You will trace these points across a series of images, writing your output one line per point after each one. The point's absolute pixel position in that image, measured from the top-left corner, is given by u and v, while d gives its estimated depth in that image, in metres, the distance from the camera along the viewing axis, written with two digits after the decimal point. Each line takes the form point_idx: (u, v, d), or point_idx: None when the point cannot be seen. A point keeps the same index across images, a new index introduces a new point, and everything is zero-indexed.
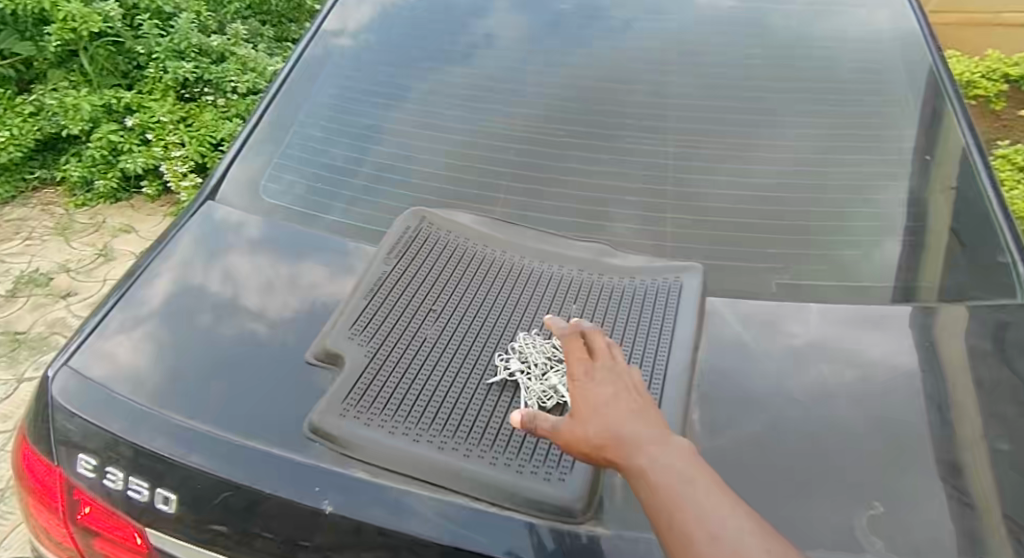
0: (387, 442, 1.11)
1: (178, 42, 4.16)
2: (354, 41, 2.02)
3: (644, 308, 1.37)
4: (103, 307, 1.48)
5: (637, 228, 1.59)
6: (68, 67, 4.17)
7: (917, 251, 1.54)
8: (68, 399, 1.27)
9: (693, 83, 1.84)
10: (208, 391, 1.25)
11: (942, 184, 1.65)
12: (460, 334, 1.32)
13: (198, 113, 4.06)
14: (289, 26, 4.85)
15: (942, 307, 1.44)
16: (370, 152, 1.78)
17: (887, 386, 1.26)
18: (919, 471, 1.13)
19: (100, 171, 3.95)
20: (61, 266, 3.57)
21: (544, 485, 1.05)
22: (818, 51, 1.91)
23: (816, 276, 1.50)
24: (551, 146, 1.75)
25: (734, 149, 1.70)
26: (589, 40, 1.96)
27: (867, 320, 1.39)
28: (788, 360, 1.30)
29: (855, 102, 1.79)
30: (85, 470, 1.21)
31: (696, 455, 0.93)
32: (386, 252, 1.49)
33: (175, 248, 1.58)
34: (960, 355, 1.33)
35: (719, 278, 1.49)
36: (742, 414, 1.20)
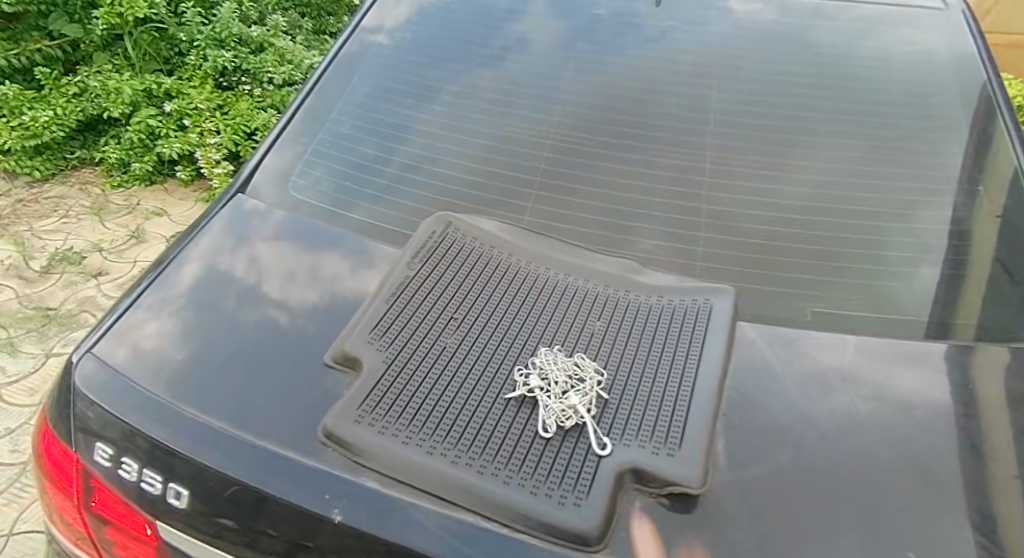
0: (400, 454, 1.08)
1: (219, 31, 4.19)
2: (390, 39, 2.00)
3: (670, 328, 1.33)
4: (130, 292, 1.47)
5: (667, 245, 1.55)
6: (113, 50, 4.22)
7: (955, 284, 1.47)
8: (87, 386, 1.26)
9: (733, 97, 1.80)
10: (224, 387, 1.23)
11: (987, 213, 1.59)
12: (480, 345, 1.29)
13: (234, 102, 4.09)
14: (328, 19, 4.86)
15: (979, 344, 1.37)
16: (397, 152, 1.76)
17: (922, 425, 1.21)
18: (955, 519, 1.07)
19: (137, 154, 4.00)
20: (95, 246, 3.61)
21: (559, 509, 1.01)
22: (863, 71, 1.85)
23: (849, 305, 1.44)
24: (581, 156, 1.71)
25: (771, 168, 1.65)
26: (627, 49, 1.92)
27: (903, 355, 1.34)
28: (818, 392, 1.25)
29: (899, 125, 1.73)
30: (102, 458, 1.20)
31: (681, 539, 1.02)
32: (410, 256, 1.47)
33: (205, 236, 1.56)
34: (996, 397, 1.27)
35: (747, 301, 1.44)
36: (770, 446, 1.15)
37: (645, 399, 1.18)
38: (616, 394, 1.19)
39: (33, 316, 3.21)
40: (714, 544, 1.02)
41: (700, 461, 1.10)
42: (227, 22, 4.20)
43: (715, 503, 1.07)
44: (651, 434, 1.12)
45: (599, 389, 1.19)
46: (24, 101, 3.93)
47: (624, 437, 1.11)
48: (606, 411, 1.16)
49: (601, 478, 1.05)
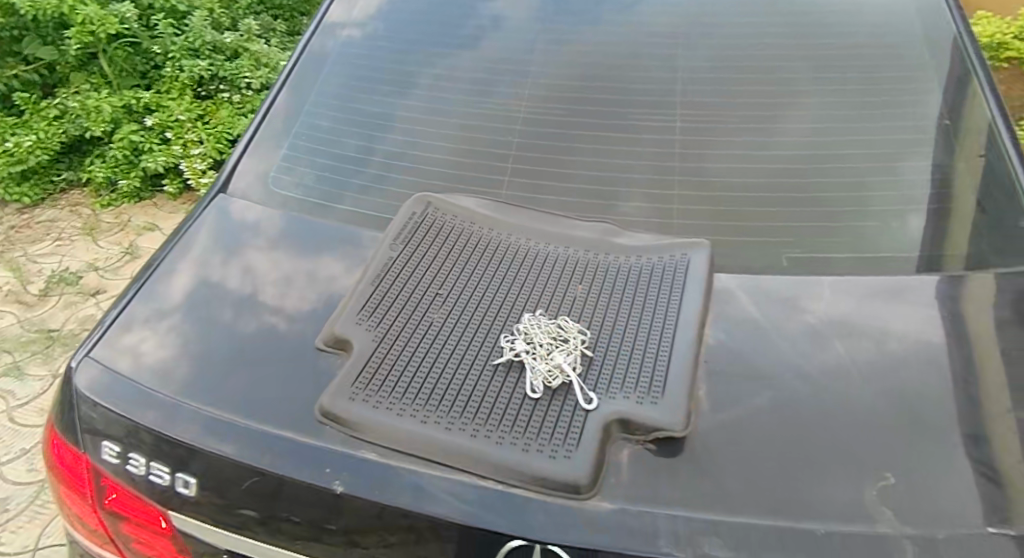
0: (394, 425, 1.13)
1: (192, 40, 4.21)
2: (360, 30, 2.03)
3: (650, 285, 1.37)
4: (123, 299, 1.52)
5: (648, 206, 1.59)
6: (89, 69, 4.25)
7: (942, 221, 1.50)
8: (90, 389, 1.30)
9: (703, 55, 1.82)
10: (222, 379, 1.28)
11: (969, 153, 1.61)
12: (466, 316, 1.33)
13: (214, 110, 4.12)
14: (301, 19, 4.86)
15: (970, 276, 1.41)
16: (378, 140, 1.80)
17: (901, 356, 1.25)
18: (930, 439, 1.12)
19: (123, 171, 4.03)
20: (90, 265, 3.65)
21: (550, 462, 1.06)
22: (831, 18, 1.87)
23: (828, 248, 1.48)
24: (560, 127, 1.74)
25: (751, 122, 1.68)
26: (597, 18, 1.94)
27: (879, 291, 1.38)
28: (797, 333, 1.29)
29: (866, 69, 1.76)
30: (110, 456, 1.24)
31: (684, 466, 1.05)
32: (392, 238, 1.51)
33: (190, 241, 1.62)
34: (986, 328, 1.30)
35: (728, 254, 1.48)
36: (751, 389, 1.20)
37: (629, 353, 1.23)
38: (600, 351, 1.24)
39: (36, 339, 3.25)
40: (700, 481, 1.07)
41: (683, 408, 1.15)
42: (200, 31, 4.24)
43: (699, 444, 1.12)
44: (636, 385, 1.17)
45: (583, 348, 1.24)
46: (6, 127, 3.95)
47: (610, 390, 1.16)
48: (592, 368, 1.21)
49: (590, 430, 1.10)
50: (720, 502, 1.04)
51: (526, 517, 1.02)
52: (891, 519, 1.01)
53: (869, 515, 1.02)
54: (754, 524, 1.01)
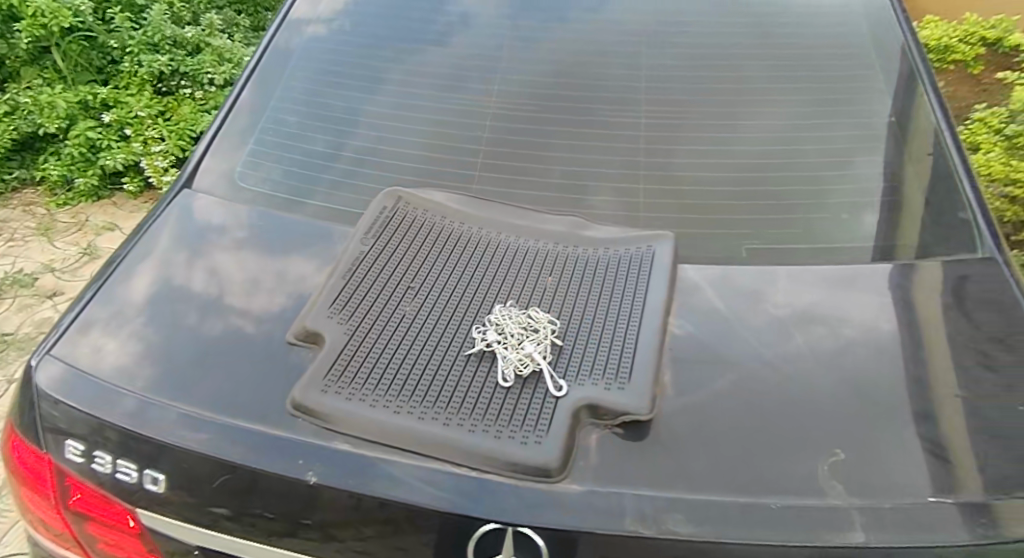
0: (367, 415, 1.15)
1: (151, 35, 4.18)
2: (327, 26, 2.04)
3: (617, 276, 1.41)
4: (82, 299, 1.51)
5: (616, 200, 1.63)
6: (41, 64, 4.13)
7: (894, 214, 1.57)
8: (52, 388, 1.29)
9: (667, 53, 1.87)
10: (192, 374, 1.29)
11: (919, 151, 1.67)
12: (438, 308, 1.35)
13: (175, 106, 4.08)
14: (264, 15, 4.84)
15: (920, 265, 1.47)
16: (347, 135, 1.81)
17: (854, 343, 1.31)
18: (882, 421, 1.17)
19: (80, 169, 3.95)
20: (46, 266, 3.58)
21: (522, 448, 1.09)
22: (788, 18, 1.94)
23: (787, 240, 1.54)
24: (530, 123, 1.77)
25: (715, 118, 1.73)
26: (563, 17, 1.97)
27: (834, 280, 1.44)
28: (757, 322, 1.34)
29: (819, 68, 1.83)
30: (74, 456, 1.24)
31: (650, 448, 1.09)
32: (363, 233, 1.53)
33: (155, 238, 1.62)
34: (935, 314, 1.36)
35: (690, 245, 1.52)
36: (712, 374, 1.24)
37: (597, 342, 1.27)
38: (569, 340, 1.28)
39: None
40: (665, 463, 1.10)
41: (648, 394, 1.19)
42: (158, 25, 4.20)
43: (664, 429, 1.16)
44: (604, 372, 1.21)
45: (553, 337, 1.27)
46: None
47: (578, 377, 1.20)
48: (561, 356, 1.24)
49: (559, 417, 1.14)
50: (684, 482, 1.08)
51: (497, 501, 1.04)
52: (842, 493, 1.06)
53: (824, 491, 1.06)
54: (716, 502, 1.05)
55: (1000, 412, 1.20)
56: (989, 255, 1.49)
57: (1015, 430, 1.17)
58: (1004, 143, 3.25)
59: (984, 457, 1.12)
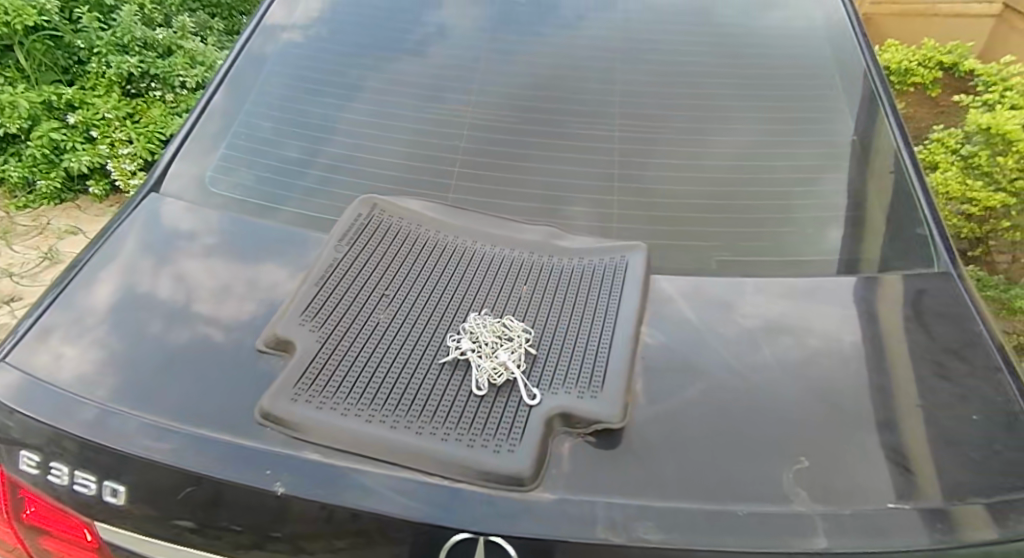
0: (339, 423, 1.15)
1: (120, 36, 4.12)
2: (302, 33, 2.03)
3: (591, 286, 1.42)
4: (40, 305, 1.47)
5: (591, 211, 1.64)
6: (3, 62, 4.03)
7: (858, 229, 1.61)
8: (8, 396, 1.26)
9: (641, 69, 1.90)
10: (157, 382, 1.27)
11: (881, 168, 1.72)
12: (413, 316, 1.35)
13: (144, 109, 4.03)
14: (238, 20, 4.80)
15: (883, 278, 1.51)
16: (322, 142, 1.80)
17: (819, 354, 1.33)
18: (845, 431, 1.20)
19: (42, 171, 3.86)
20: (3, 270, 3.49)
21: (495, 457, 1.09)
22: (758, 37, 1.98)
23: (756, 253, 1.57)
24: (506, 133, 1.78)
25: (687, 133, 1.76)
26: (539, 30, 1.99)
27: (802, 293, 1.47)
28: (726, 334, 1.36)
29: (788, 86, 1.87)
30: (29, 467, 1.21)
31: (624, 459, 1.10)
32: (337, 240, 1.52)
33: (121, 243, 1.59)
34: (897, 327, 1.40)
35: (663, 257, 1.54)
36: (682, 384, 1.26)
37: (571, 351, 1.28)
38: (543, 349, 1.28)
39: None
40: (635, 472, 1.11)
41: (620, 403, 1.20)
42: (128, 26, 4.15)
43: (635, 438, 1.17)
44: (577, 381, 1.22)
45: (527, 345, 1.28)
46: None
47: (552, 386, 1.21)
48: (535, 365, 1.25)
49: (532, 425, 1.14)
50: (653, 491, 1.09)
51: (468, 509, 1.04)
52: (806, 499, 1.08)
53: (789, 498, 1.08)
54: (685, 510, 1.06)
55: (959, 423, 1.23)
56: (945, 270, 1.54)
57: (972, 440, 1.20)
58: (960, 163, 3.32)
59: (944, 466, 1.15)
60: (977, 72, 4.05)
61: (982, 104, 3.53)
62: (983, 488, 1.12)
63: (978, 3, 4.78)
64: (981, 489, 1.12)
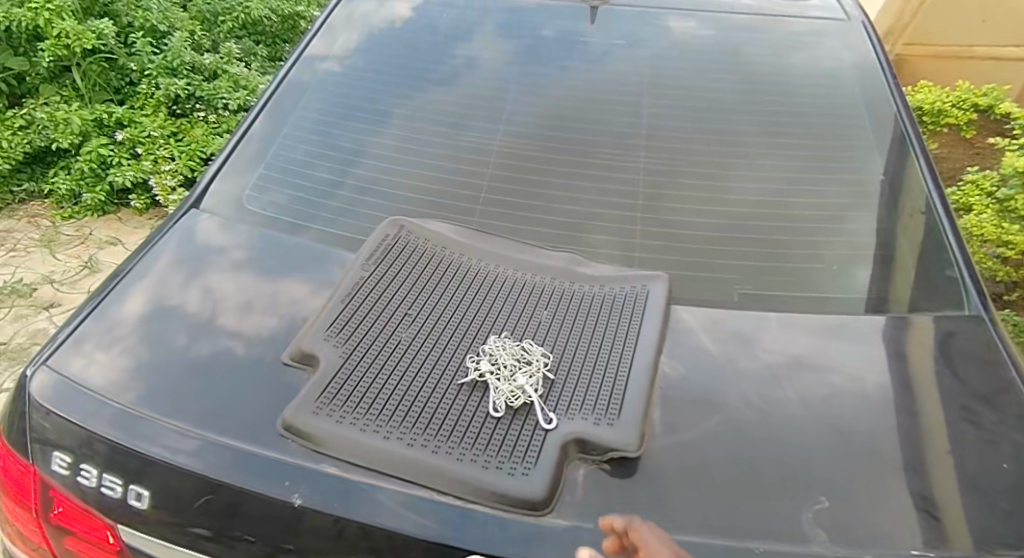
0: (357, 439, 1.16)
1: (170, 59, 4.26)
2: (341, 60, 2.09)
3: (612, 314, 1.43)
4: (82, 311, 1.52)
5: (613, 240, 1.65)
6: (61, 82, 4.20)
7: (887, 269, 1.60)
8: (46, 398, 1.30)
9: (666, 103, 1.91)
10: (183, 390, 1.30)
11: (912, 208, 1.71)
12: (434, 336, 1.37)
13: (188, 128, 4.15)
14: (281, 46, 4.95)
15: (912, 319, 1.50)
16: (354, 164, 1.85)
17: (840, 392, 1.32)
18: (864, 469, 1.18)
19: (89, 184, 3.98)
20: (46, 277, 3.59)
21: (509, 479, 1.10)
22: (789, 76, 1.99)
23: (779, 287, 1.56)
24: (533, 162, 1.81)
25: (714, 167, 1.77)
26: (567, 63, 2.02)
27: (825, 329, 1.46)
28: (745, 367, 1.35)
29: (817, 124, 1.88)
30: (59, 467, 1.24)
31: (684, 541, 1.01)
32: (364, 259, 1.55)
33: (158, 255, 1.64)
34: (924, 368, 1.38)
35: (685, 288, 1.55)
36: (699, 414, 1.26)
37: (589, 378, 1.28)
38: (561, 374, 1.29)
39: None
40: (650, 502, 1.11)
41: (636, 432, 1.20)
42: (178, 50, 4.30)
43: (649, 467, 1.17)
44: (594, 407, 1.23)
45: (545, 370, 1.29)
46: None
47: (568, 411, 1.21)
48: (552, 390, 1.26)
49: (547, 449, 1.15)
50: (667, 522, 1.09)
51: (481, 531, 1.06)
52: (823, 541, 1.07)
53: (805, 538, 1.07)
54: (699, 543, 1.06)
55: (986, 470, 1.21)
56: (975, 313, 1.51)
57: (1000, 488, 1.18)
58: (995, 206, 3.27)
59: (969, 513, 1.14)
60: (1014, 115, 3.99)
61: (1018, 148, 3.47)
62: (1010, 538, 1.10)
63: (1014, 47, 4.73)
64: (1008, 539, 1.10)
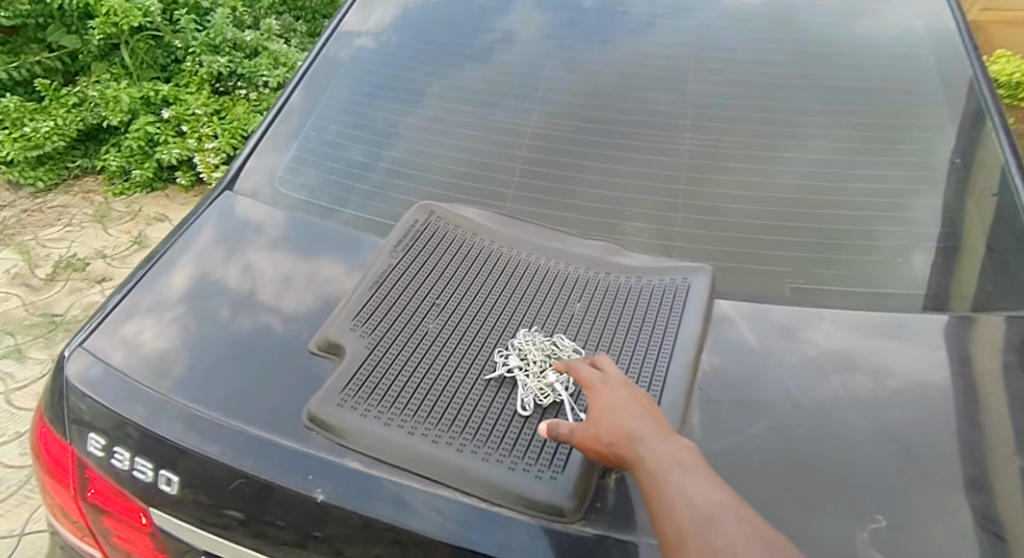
0: (382, 435, 1.12)
1: (213, 37, 4.26)
2: (376, 38, 2.02)
3: (648, 307, 1.36)
4: (123, 290, 1.51)
5: (650, 228, 1.57)
6: (111, 59, 4.27)
7: (950, 262, 1.49)
8: (81, 381, 1.29)
9: (712, 80, 1.80)
10: (214, 375, 1.27)
11: (981, 193, 1.58)
12: (462, 328, 1.32)
13: (230, 107, 4.16)
14: (322, 22, 4.93)
15: (977, 317, 1.39)
16: (385, 146, 1.79)
17: (897, 396, 1.23)
18: (923, 481, 1.10)
19: (138, 161, 4.04)
20: (98, 252, 3.65)
21: (537, 483, 1.05)
22: (848, 48, 1.85)
23: (829, 280, 1.47)
24: (569, 144, 1.73)
25: (755, 149, 1.66)
26: (606, 37, 1.92)
27: (881, 327, 1.36)
28: (793, 364, 1.27)
29: (879, 101, 1.74)
30: (95, 449, 1.23)
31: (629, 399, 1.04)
32: (392, 245, 1.50)
33: (196, 235, 1.61)
34: (991, 372, 1.27)
35: (727, 280, 1.46)
36: (742, 418, 1.18)
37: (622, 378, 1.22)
38: None
39: (39, 323, 3.24)
40: None
41: None
42: (221, 27, 4.26)
43: None
44: None
45: None
46: (24, 113, 3.97)
47: None
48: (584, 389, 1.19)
49: (578, 451, 1.09)
50: None
51: (509, 536, 1.01)
52: None
53: None
54: None
55: None
56: None
57: None
58: None
59: None
60: None
61: None
62: None
63: None
64: None
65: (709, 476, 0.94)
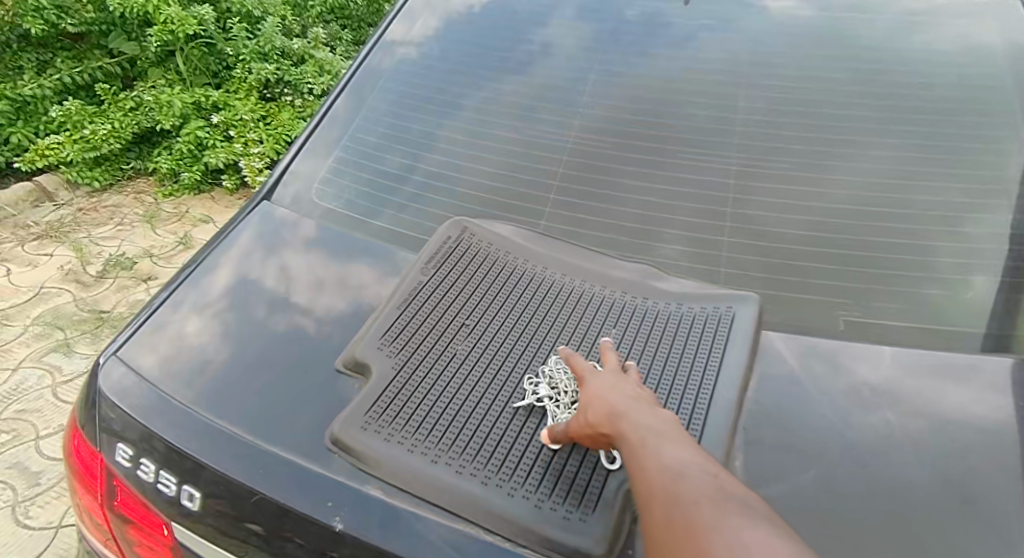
0: (404, 463, 1.07)
1: (262, 45, 4.28)
2: (418, 50, 1.98)
3: (688, 338, 1.29)
4: (164, 292, 1.48)
5: (692, 252, 1.50)
6: (166, 66, 4.33)
7: (1019, 298, 1.37)
8: (111, 390, 1.26)
9: (766, 96, 1.72)
10: (240, 389, 1.23)
11: None
12: (492, 351, 1.26)
13: (277, 112, 4.19)
14: (367, 29, 4.97)
15: None
16: (422, 158, 1.75)
17: (958, 444, 1.13)
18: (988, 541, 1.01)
19: (187, 164, 4.07)
20: (146, 252, 3.70)
21: (563, 525, 0.99)
22: (911, 64, 1.74)
23: (884, 314, 1.37)
24: (610, 161, 1.66)
25: (802, 171, 1.57)
26: (652, 50, 1.85)
27: (942, 367, 1.26)
28: (845, 405, 1.19)
29: (945, 122, 1.61)
30: (122, 459, 1.20)
31: (621, 391, 1.04)
32: (424, 261, 1.45)
33: (234, 241, 1.57)
34: None
35: (774, 311, 1.38)
36: (788, 463, 1.11)
37: None
38: None
39: (87, 319, 3.28)
40: None
41: None
42: (270, 36, 4.30)
43: None
44: None
45: None
46: (84, 115, 4.04)
47: None
48: None
49: (610, 491, 1.03)
50: None
51: None
52: None
53: None
54: None
55: None
56: None
57: None
58: None
59: None
60: None
61: None
62: None
63: None
64: None
65: (689, 443, 0.94)
